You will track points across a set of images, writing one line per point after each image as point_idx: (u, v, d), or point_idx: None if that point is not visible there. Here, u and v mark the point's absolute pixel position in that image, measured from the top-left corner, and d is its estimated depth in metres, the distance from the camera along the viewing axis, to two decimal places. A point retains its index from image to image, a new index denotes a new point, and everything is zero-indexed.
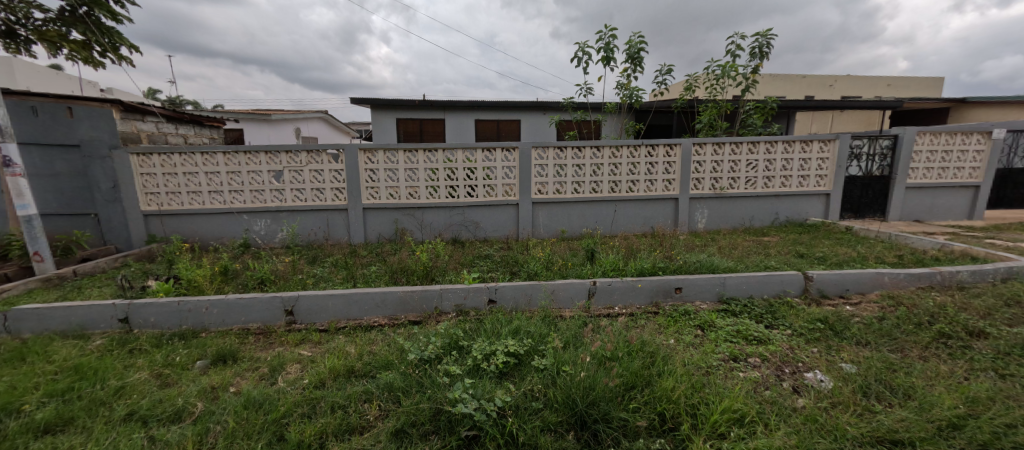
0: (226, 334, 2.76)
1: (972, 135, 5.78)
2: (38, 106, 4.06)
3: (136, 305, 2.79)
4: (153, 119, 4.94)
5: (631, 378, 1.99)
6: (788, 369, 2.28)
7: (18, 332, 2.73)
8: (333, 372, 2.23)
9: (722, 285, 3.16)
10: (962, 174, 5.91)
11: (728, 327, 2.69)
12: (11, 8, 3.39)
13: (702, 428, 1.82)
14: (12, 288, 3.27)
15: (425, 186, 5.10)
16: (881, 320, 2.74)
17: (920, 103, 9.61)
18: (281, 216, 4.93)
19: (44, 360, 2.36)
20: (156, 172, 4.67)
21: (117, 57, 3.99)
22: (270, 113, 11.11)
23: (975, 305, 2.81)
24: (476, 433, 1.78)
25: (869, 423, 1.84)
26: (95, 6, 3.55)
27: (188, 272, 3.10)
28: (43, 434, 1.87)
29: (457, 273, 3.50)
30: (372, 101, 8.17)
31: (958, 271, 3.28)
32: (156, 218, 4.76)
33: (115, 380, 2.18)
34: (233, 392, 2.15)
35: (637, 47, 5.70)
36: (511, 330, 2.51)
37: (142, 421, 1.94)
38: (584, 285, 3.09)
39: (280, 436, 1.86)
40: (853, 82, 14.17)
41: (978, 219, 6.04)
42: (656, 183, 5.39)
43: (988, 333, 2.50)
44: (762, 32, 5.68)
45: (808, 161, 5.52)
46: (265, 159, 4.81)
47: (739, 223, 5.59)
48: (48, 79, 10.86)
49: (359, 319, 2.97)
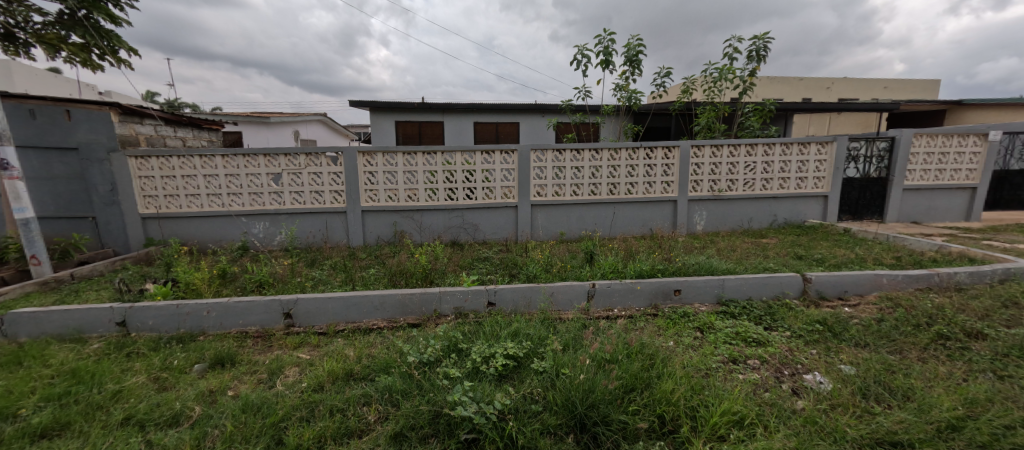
0: (225, 337, 2.76)
1: (969, 136, 5.81)
2: (36, 109, 4.06)
3: (134, 308, 2.78)
4: (151, 121, 4.93)
5: (631, 380, 1.99)
6: (787, 370, 2.28)
7: (14, 336, 2.71)
8: (332, 375, 2.23)
9: (721, 287, 3.16)
10: (959, 175, 5.93)
11: (727, 329, 2.69)
12: (10, 11, 3.39)
13: (702, 430, 1.81)
14: (9, 292, 3.25)
15: (424, 188, 5.10)
16: (879, 321, 2.75)
17: (918, 105, 9.64)
18: (281, 219, 4.93)
19: (41, 364, 2.35)
20: (155, 175, 4.65)
21: (116, 60, 3.99)
22: (269, 115, 11.12)
23: (973, 306, 2.82)
24: (475, 436, 1.77)
25: (868, 425, 1.84)
26: (95, 9, 3.54)
27: (186, 275, 3.09)
28: (40, 438, 1.86)
29: (456, 275, 3.50)
30: (371, 104, 8.18)
31: (956, 272, 3.29)
32: (154, 221, 4.73)
33: (113, 383, 2.17)
34: (231, 396, 2.14)
35: (636, 50, 5.71)
36: (510, 333, 2.50)
37: (139, 425, 1.93)
38: (583, 288, 3.09)
39: (279, 439, 1.85)
40: (849, 84, 14.25)
41: (975, 220, 6.06)
42: (655, 185, 5.40)
43: (986, 334, 2.50)
44: (761, 35, 5.67)
45: (806, 163, 5.54)
46: (264, 162, 4.80)
47: (738, 225, 5.60)
48: (46, 82, 10.79)
49: (358, 322, 2.96)
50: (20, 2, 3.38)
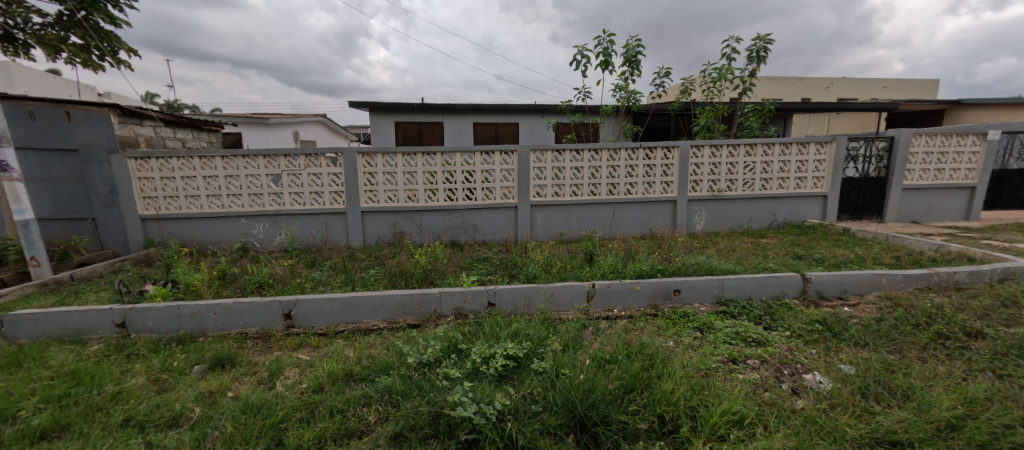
0: (225, 338, 2.76)
1: (967, 136, 5.82)
2: (35, 111, 4.06)
3: (134, 309, 2.78)
4: (151, 122, 4.94)
5: (630, 380, 1.99)
6: (787, 370, 2.28)
7: (14, 338, 2.71)
8: (333, 375, 2.23)
9: (721, 287, 3.17)
10: (958, 175, 5.94)
11: (727, 329, 2.69)
12: (9, 13, 3.39)
13: (702, 430, 1.81)
14: (8, 293, 3.24)
15: (424, 189, 5.10)
16: (878, 321, 2.75)
17: (917, 105, 9.63)
18: (280, 220, 4.93)
19: (40, 366, 2.35)
20: (154, 176, 4.64)
21: (116, 61, 3.99)
22: (269, 116, 11.13)
23: (972, 306, 2.83)
24: (475, 437, 1.77)
25: (868, 424, 1.84)
26: (94, 9, 3.54)
27: (186, 277, 3.09)
28: (40, 440, 1.86)
29: (456, 276, 3.50)
30: (371, 105, 8.18)
31: (956, 271, 3.29)
32: (154, 222, 4.73)
33: (112, 385, 2.17)
34: (231, 397, 2.14)
35: (635, 51, 5.72)
36: (510, 333, 2.50)
37: (139, 427, 1.93)
38: (583, 288, 3.09)
39: (279, 440, 1.85)
40: (848, 84, 14.26)
41: (975, 219, 6.07)
42: (654, 186, 5.40)
43: (985, 333, 2.50)
44: (761, 35, 5.68)
45: (806, 163, 5.54)
46: (263, 163, 4.79)
47: (738, 225, 5.60)
48: (45, 84, 10.78)
49: (358, 323, 2.96)
50: (18, 3, 3.38)
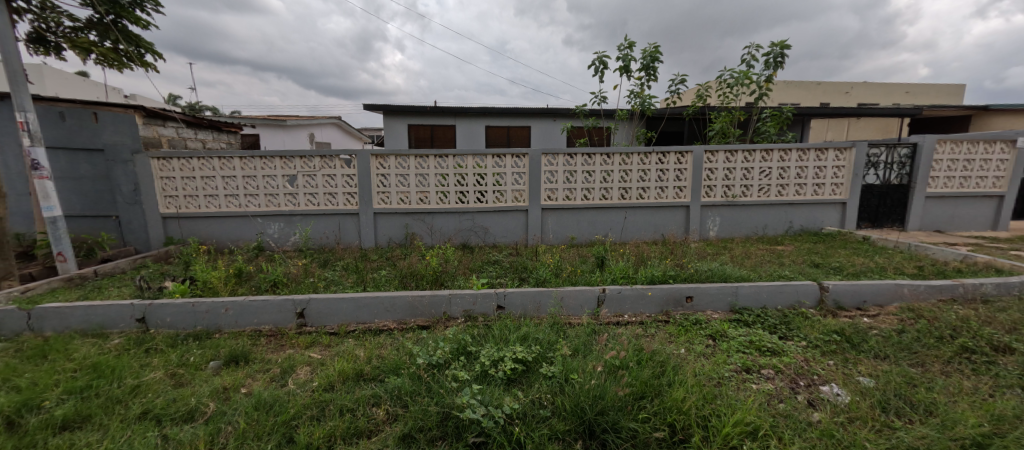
0: (239, 335, 2.81)
1: (995, 143, 5.63)
2: (65, 112, 4.19)
3: (154, 305, 2.85)
4: (173, 124, 5.10)
5: (641, 388, 1.96)
6: (802, 382, 2.23)
7: (40, 330, 2.81)
8: (343, 375, 2.25)
9: (735, 294, 3.11)
10: (986, 183, 5.73)
11: (741, 338, 2.64)
12: (43, 17, 3.52)
13: (713, 440, 1.77)
14: (36, 287, 3.34)
15: (436, 192, 5.13)
16: (900, 333, 2.67)
17: (940, 111, 9.32)
18: (295, 220, 5.01)
19: (65, 358, 2.42)
20: (175, 176, 4.78)
21: (141, 64, 4.11)
22: (286, 118, 11.40)
23: (1000, 319, 2.71)
24: (483, 440, 1.78)
25: (888, 439, 1.79)
26: (124, 14, 3.68)
27: (204, 274, 3.18)
28: (61, 430, 1.92)
29: (465, 278, 3.51)
30: (385, 107, 8.28)
31: (981, 283, 3.18)
32: (174, 221, 4.87)
33: (131, 378, 2.23)
34: (244, 393, 2.18)
35: (651, 57, 5.69)
36: (520, 336, 2.50)
37: (156, 420, 1.98)
38: (593, 293, 3.06)
39: (290, 438, 1.87)
40: (868, 90, 13.98)
41: (1003, 229, 5.84)
42: (667, 190, 5.34)
43: (1014, 348, 2.40)
44: (777, 42, 5.60)
45: (824, 169, 5.42)
46: (280, 164, 4.88)
47: (752, 231, 5.51)
48: (75, 88, 11.30)
49: (368, 323, 2.99)
50: (52, 8, 3.52)
